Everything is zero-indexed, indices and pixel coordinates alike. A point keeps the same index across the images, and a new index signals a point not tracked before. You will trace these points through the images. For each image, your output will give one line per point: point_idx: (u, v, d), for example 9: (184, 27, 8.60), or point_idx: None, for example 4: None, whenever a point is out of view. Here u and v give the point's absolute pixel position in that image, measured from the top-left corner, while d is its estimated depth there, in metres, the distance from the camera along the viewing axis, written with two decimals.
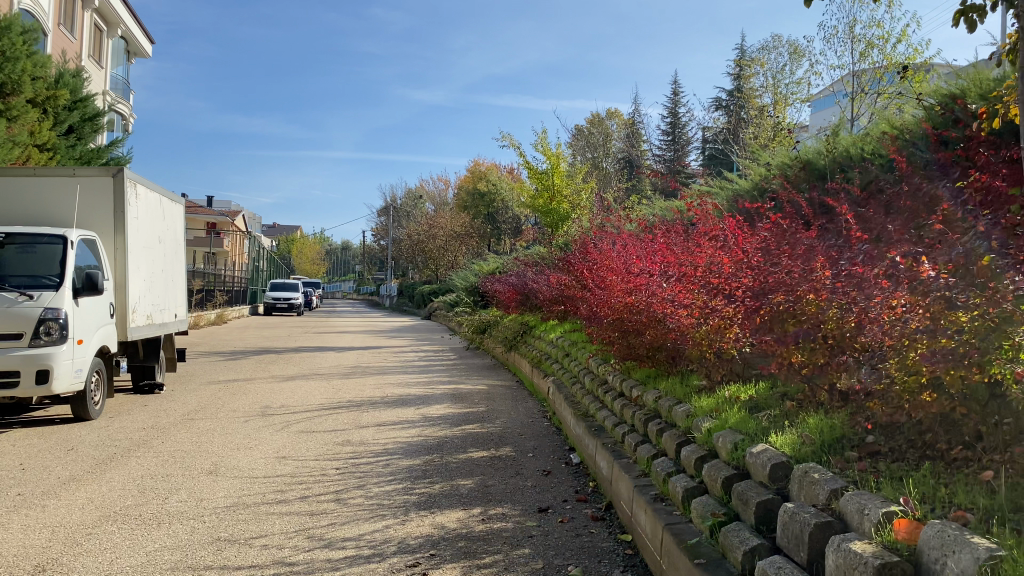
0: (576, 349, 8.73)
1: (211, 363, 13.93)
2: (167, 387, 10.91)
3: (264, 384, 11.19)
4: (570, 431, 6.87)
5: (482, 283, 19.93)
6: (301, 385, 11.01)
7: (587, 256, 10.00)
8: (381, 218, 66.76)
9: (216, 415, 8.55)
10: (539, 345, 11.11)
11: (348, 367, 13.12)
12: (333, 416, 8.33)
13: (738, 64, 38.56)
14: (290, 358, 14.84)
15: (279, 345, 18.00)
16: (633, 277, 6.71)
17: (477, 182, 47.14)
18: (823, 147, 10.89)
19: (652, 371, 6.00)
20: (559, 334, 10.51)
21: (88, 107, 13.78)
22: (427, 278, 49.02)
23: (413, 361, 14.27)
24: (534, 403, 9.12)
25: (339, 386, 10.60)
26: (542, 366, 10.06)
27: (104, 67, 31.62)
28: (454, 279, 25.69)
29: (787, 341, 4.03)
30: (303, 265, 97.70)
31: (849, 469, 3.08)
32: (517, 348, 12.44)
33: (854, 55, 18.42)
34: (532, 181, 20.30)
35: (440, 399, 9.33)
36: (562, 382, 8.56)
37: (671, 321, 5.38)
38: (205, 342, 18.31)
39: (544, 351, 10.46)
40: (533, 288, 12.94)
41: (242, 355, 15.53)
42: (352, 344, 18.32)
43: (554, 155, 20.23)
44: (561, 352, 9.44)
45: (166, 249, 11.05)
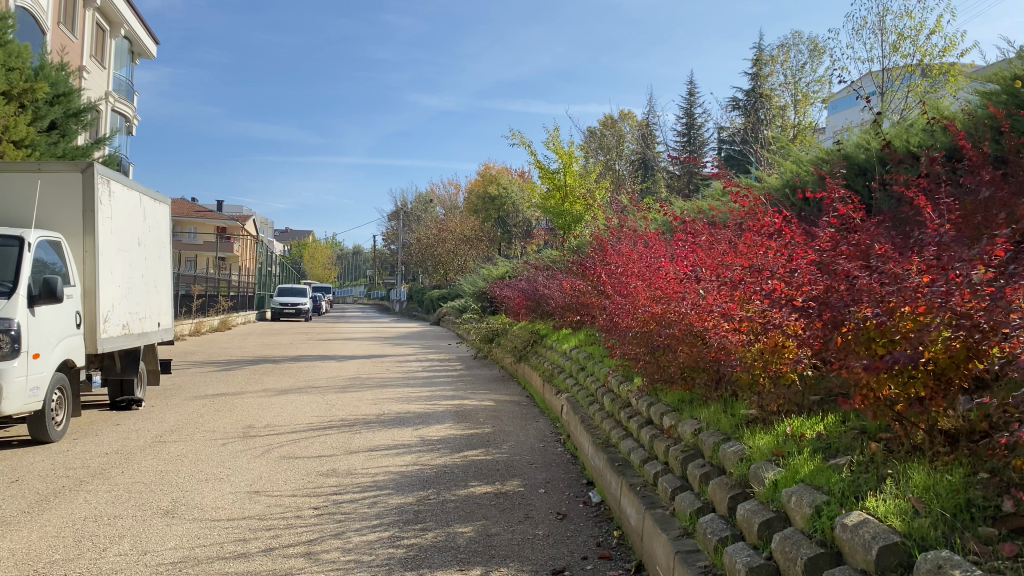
0: (593, 363, 7.85)
1: (201, 375, 13.07)
2: (146, 402, 10.05)
3: (253, 399, 10.32)
4: (588, 461, 5.97)
5: (490, 289, 19.02)
6: (292, 400, 10.12)
7: (604, 260, 9.10)
8: (391, 222, 66.06)
9: (191, 438, 7.66)
10: (550, 356, 10.22)
11: (347, 379, 12.22)
12: (321, 439, 7.43)
13: (754, 64, 37.56)
14: (286, 368, 13.97)
15: (278, 353, 17.15)
16: (659, 285, 5.82)
17: (487, 186, 46.28)
18: (861, 141, 9.97)
19: (687, 395, 5.10)
20: (573, 345, 9.61)
21: (72, 102, 13.01)
22: (436, 282, 48.19)
23: (416, 371, 13.36)
24: (545, 424, 8.21)
25: (332, 402, 9.71)
26: (555, 380, 9.16)
27: (106, 67, 31.00)
28: (462, 284, 24.81)
29: (876, 366, 3.11)
30: (313, 270, 97.19)
31: (999, 562, 2.17)
32: (527, 359, 11.53)
33: (883, 47, 17.45)
34: (543, 182, 19.37)
35: (442, 418, 8.41)
36: (577, 400, 7.66)
37: (713, 336, 4.49)
38: (202, 351, 17.49)
39: (557, 364, 9.58)
40: (544, 294, 12.01)
41: (236, 364, 14.68)
42: (355, 352, 17.44)
43: (565, 154, 19.34)
44: (576, 366, 8.54)
45: (148, 252, 10.21)
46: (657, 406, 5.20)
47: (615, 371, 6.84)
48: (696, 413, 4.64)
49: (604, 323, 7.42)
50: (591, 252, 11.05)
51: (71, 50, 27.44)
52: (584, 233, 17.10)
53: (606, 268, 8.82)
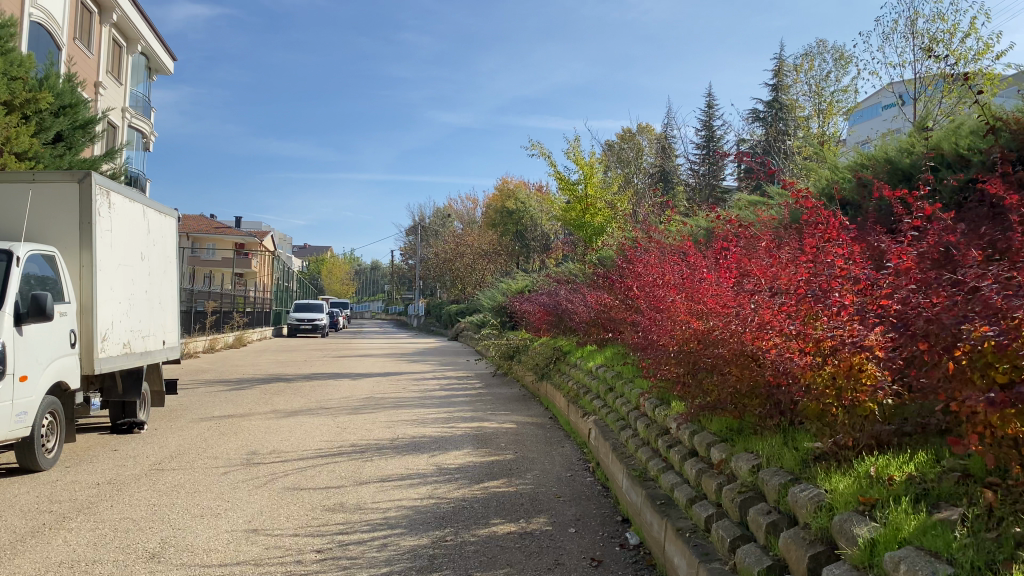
0: (624, 384, 7.27)
1: (210, 395, 12.55)
2: (149, 424, 9.54)
3: (261, 421, 9.78)
4: (622, 495, 5.37)
5: (510, 304, 18.44)
6: (303, 422, 9.56)
7: (632, 271, 8.52)
8: (409, 237, 65.76)
9: (191, 465, 7.12)
10: (575, 376, 9.62)
11: (360, 399, 11.65)
12: (330, 468, 6.86)
13: (776, 74, 36.90)
14: (298, 387, 13.44)
15: (291, 371, 16.64)
16: (702, 299, 5.24)
17: (505, 200, 45.85)
18: (905, 144, 9.33)
19: (737, 423, 4.52)
20: (600, 362, 9.01)
21: (80, 114, 12.63)
22: (454, 297, 47.72)
23: (433, 391, 12.78)
24: (571, 449, 7.60)
25: (344, 425, 9.15)
26: (580, 401, 8.57)
27: (122, 84, 30.89)
28: (481, 298, 24.25)
29: (996, 397, 2.52)
30: (332, 286, 97.12)
31: None
32: (550, 377, 10.93)
33: (916, 51, 16.79)
34: (563, 194, 18.80)
35: (460, 443, 7.81)
36: (607, 424, 7.07)
37: (773, 357, 3.90)
38: (214, 369, 17.03)
39: (583, 383, 8.98)
40: (567, 309, 11.43)
41: (247, 383, 14.17)
42: (370, 370, 16.89)
43: (586, 165, 18.77)
44: (604, 386, 7.96)
45: (152, 268, 9.75)
46: (705, 436, 4.61)
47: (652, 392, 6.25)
48: (753, 446, 4.04)
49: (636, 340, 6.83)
50: (617, 263, 10.46)
51: (87, 66, 27.31)
52: (607, 246, 16.50)
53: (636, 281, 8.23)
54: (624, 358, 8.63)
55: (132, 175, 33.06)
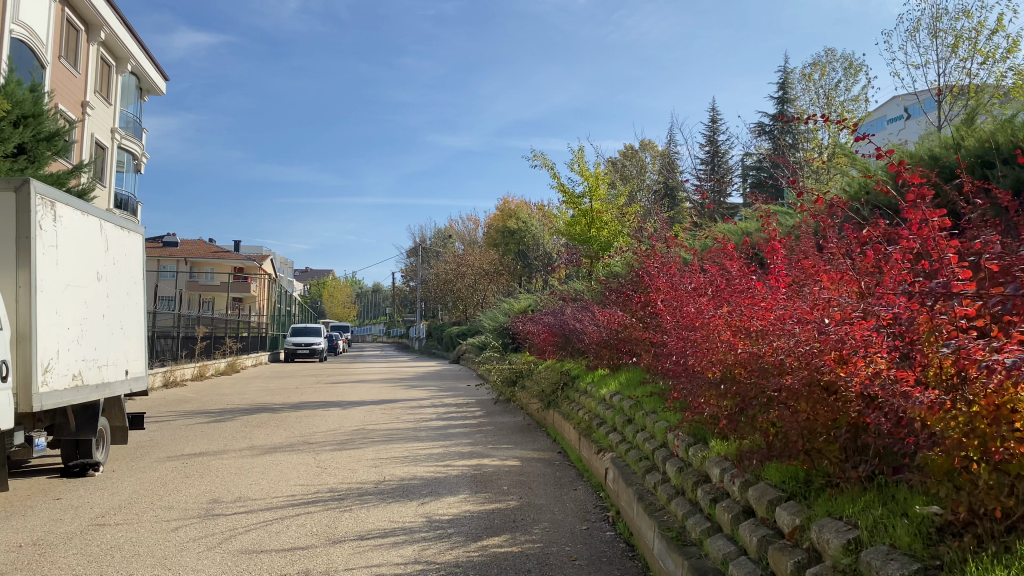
0: (649, 415, 6.26)
1: (185, 429, 11.48)
2: (107, 466, 8.48)
3: (234, 460, 8.71)
4: (654, 560, 4.34)
5: (513, 324, 17.40)
6: (279, 460, 8.48)
7: (649, 283, 7.53)
8: (410, 259, 64.87)
9: (139, 518, 6.05)
10: (585, 404, 8.59)
11: (348, 432, 10.57)
12: (300, 521, 5.79)
13: (782, 86, 36.10)
14: (283, 418, 12.37)
15: (279, 400, 15.57)
16: (752, 312, 4.25)
17: (507, 220, 44.97)
18: (950, 139, 8.35)
19: (809, 474, 3.54)
20: (615, 388, 7.96)
21: (44, 124, 11.70)
22: (457, 319, 46.74)
23: (429, 421, 11.71)
24: (585, 492, 6.51)
25: (326, 464, 8.07)
26: (593, 434, 7.56)
27: (111, 104, 30.11)
28: (483, 319, 23.25)
29: None
30: (334, 309, 96.16)
31: None
32: (557, 405, 9.87)
33: (939, 50, 15.86)
34: (567, 207, 17.85)
35: (456, 487, 6.72)
36: (626, 465, 6.03)
37: (871, 391, 2.92)
38: (198, 399, 15.96)
39: (595, 411, 7.97)
40: (575, 329, 10.41)
41: (229, 414, 13.10)
42: (364, 398, 15.83)
43: (591, 177, 17.84)
44: (621, 418, 6.94)
45: (112, 290, 8.74)
46: (767, 491, 3.60)
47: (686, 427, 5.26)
48: (840, 511, 3.04)
49: (660, 362, 5.85)
50: (630, 277, 9.44)
51: (73, 85, 26.54)
52: (616, 262, 15.49)
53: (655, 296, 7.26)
54: (640, 384, 7.63)
55: (123, 198, 32.24)
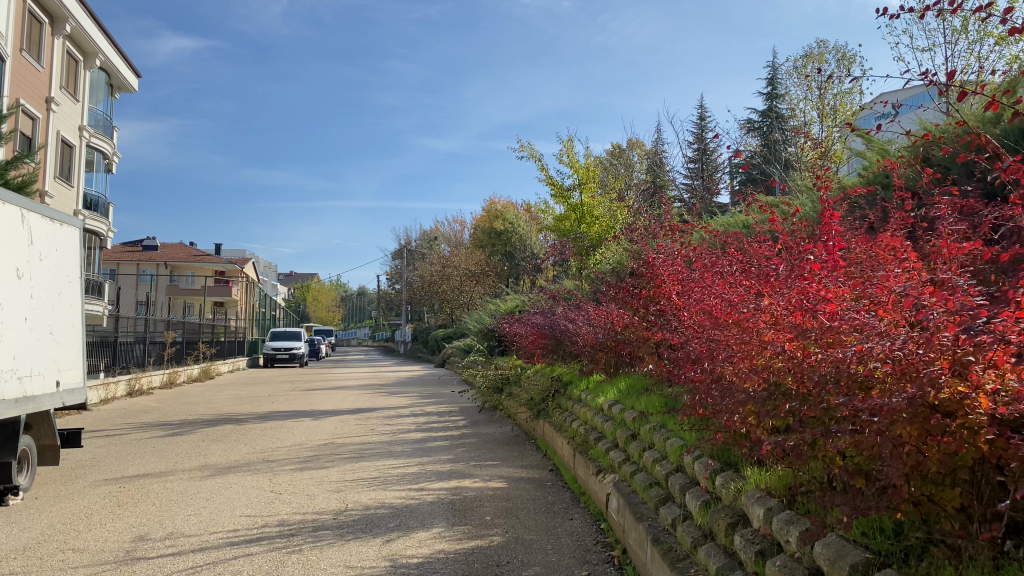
0: (659, 432, 5.31)
1: (135, 444, 10.36)
2: (33, 491, 7.37)
3: (181, 482, 7.63)
4: None
5: (499, 326, 16.39)
6: (231, 482, 7.41)
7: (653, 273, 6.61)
8: (395, 261, 63.79)
9: (44, 564, 4.96)
10: (579, 414, 7.62)
11: (315, 447, 9.49)
12: (239, 567, 4.72)
13: (772, 81, 35.38)
14: (246, 430, 11.28)
15: (247, 409, 14.48)
16: (806, 303, 3.34)
17: (493, 221, 43.97)
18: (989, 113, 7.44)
19: (909, 528, 2.61)
20: (614, 397, 6.99)
21: None
22: (442, 322, 45.71)
23: (407, 433, 10.67)
24: (583, 523, 5.51)
25: (283, 487, 7.00)
26: (589, 449, 6.58)
27: (79, 100, 28.88)
28: (468, 320, 22.24)
29: None
30: (319, 313, 94.84)
31: None
32: (547, 415, 8.88)
33: (948, 33, 15.02)
34: (556, 201, 16.98)
35: (429, 518, 5.68)
36: (632, 491, 5.04)
37: None
38: (160, 409, 14.83)
39: (592, 422, 7.00)
40: (567, 330, 9.43)
41: (188, 427, 11.99)
42: (340, 406, 14.76)
43: (581, 169, 16.92)
44: (623, 433, 5.96)
45: (39, 289, 7.64)
46: (845, 547, 2.63)
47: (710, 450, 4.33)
48: None
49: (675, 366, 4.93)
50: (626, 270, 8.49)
51: (37, 80, 25.32)
52: (609, 258, 14.51)
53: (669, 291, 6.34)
54: (643, 393, 6.68)
55: (93, 198, 31.03)
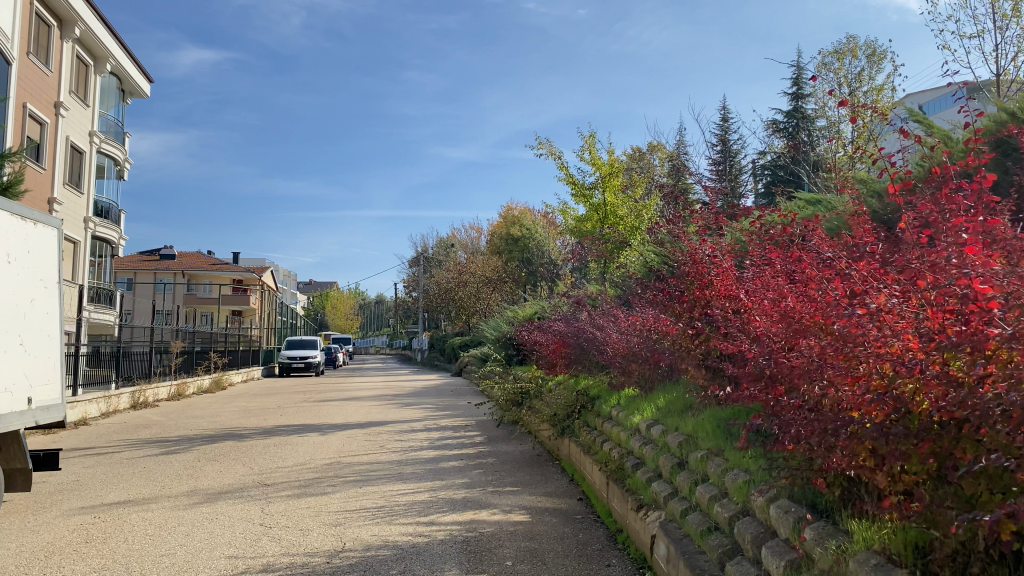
0: (714, 462, 4.47)
1: (126, 463, 9.55)
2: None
3: (163, 511, 6.79)
4: None
5: (518, 333, 15.49)
6: (217, 512, 6.55)
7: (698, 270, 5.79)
8: (412, 269, 63.11)
9: None
10: (612, 434, 6.75)
11: (318, 468, 8.62)
12: None
13: (796, 80, 34.32)
14: (246, 447, 10.45)
15: (252, 423, 13.67)
16: (945, 301, 2.53)
17: (511, 227, 43.14)
18: None
19: None
20: (655, 416, 6.13)
21: None
22: (460, 329, 44.91)
23: (420, 451, 9.80)
24: (622, 571, 4.64)
25: (274, 519, 6.14)
26: (625, 474, 5.72)
27: (89, 105, 28.39)
28: (485, 327, 21.35)
29: None
30: (337, 321, 94.32)
31: None
32: (573, 434, 7.99)
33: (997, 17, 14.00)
34: (577, 201, 16.06)
35: (440, 563, 4.78)
36: (687, 534, 4.18)
37: None
38: (161, 423, 14.04)
39: (627, 444, 6.16)
40: (594, 338, 8.55)
41: (187, 443, 11.18)
42: (349, 419, 13.91)
43: (604, 167, 16.01)
44: (670, 460, 5.10)
45: (7, 296, 6.85)
46: None
47: (787, 488, 3.52)
48: None
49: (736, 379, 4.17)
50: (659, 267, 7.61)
51: (45, 84, 24.80)
52: (636, 261, 13.56)
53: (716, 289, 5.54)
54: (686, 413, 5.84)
55: (105, 205, 30.55)
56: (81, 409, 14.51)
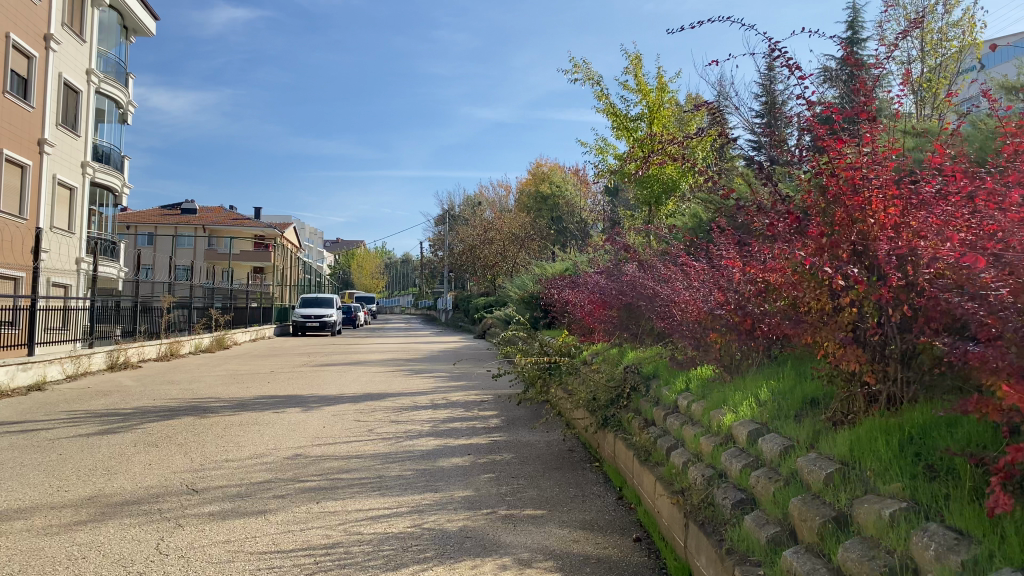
0: (930, 538, 2.28)
1: (41, 447, 7.42)
2: None
3: (26, 533, 4.63)
4: None
5: (545, 292, 13.21)
6: (96, 544, 4.35)
7: (828, 182, 3.71)
8: (438, 227, 61.00)
9: None
10: (684, 439, 4.58)
11: (276, 464, 6.43)
12: None
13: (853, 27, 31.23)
14: (204, 427, 8.34)
15: (230, 393, 11.53)
16: None
17: (540, 184, 40.63)
18: None
19: None
20: (762, 418, 3.98)
21: None
22: (485, 290, 42.83)
23: (415, 437, 7.66)
24: None
25: (168, 564, 3.95)
26: (717, 513, 3.53)
27: (85, 40, 26.24)
28: (508, 287, 19.09)
29: None
30: (362, 280, 92.57)
31: None
32: (620, 427, 5.81)
33: None
34: (617, 137, 13.23)
35: None
36: None
37: None
38: (127, 390, 11.98)
39: (712, 460, 3.98)
40: (652, 297, 6.32)
41: (136, 419, 9.04)
42: (345, 390, 11.77)
43: (653, 94, 13.03)
44: (813, 504, 2.91)
45: None
46: None
47: None
48: None
49: None
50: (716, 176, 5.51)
51: (34, 14, 22.70)
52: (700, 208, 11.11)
53: (882, 208, 3.51)
54: (806, 421, 3.73)
55: (105, 150, 28.58)
56: (37, 371, 12.49)
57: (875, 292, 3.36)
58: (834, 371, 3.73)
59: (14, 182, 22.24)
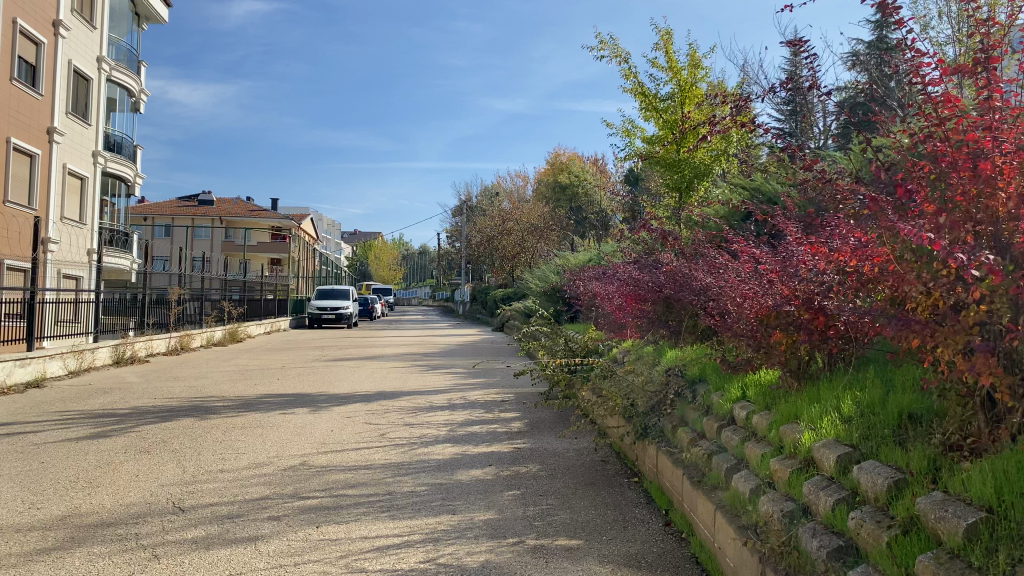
0: None
1: (23, 454, 6.79)
2: None
3: None
4: None
5: (570, 282, 12.51)
6: None
7: (943, 148, 2.99)
8: (455, 218, 60.35)
9: None
10: (748, 460, 3.87)
11: (276, 476, 5.78)
12: None
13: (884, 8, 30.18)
14: (203, 431, 7.71)
15: (236, 391, 10.90)
16: None
17: (559, 173, 39.90)
18: None
19: None
20: (852, 440, 3.27)
21: None
22: (503, 281, 42.16)
23: (431, 443, 6.98)
24: None
25: None
26: (808, 560, 2.83)
27: (96, 27, 25.76)
28: (529, 278, 18.38)
29: None
30: (380, 272, 92.11)
31: None
32: (662, 439, 5.11)
33: None
34: (646, 118, 12.48)
35: None
36: None
37: None
38: (130, 387, 11.40)
39: (791, 490, 3.26)
40: (698, 289, 5.59)
41: (132, 421, 8.41)
42: (358, 387, 11.12)
43: (685, 72, 12.28)
44: (955, 564, 2.20)
45: None
46: None
47: None
48: None
49: None
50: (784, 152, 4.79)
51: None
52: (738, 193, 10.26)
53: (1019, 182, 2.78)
54: (915, 446, 3.03)
55: (117, 140, 28.12)
56: (36, 367, 11.92)
57: (1014, 285, 2.64)
58: (948, 384, 3.03)
59: (23, 172, 21.79)
